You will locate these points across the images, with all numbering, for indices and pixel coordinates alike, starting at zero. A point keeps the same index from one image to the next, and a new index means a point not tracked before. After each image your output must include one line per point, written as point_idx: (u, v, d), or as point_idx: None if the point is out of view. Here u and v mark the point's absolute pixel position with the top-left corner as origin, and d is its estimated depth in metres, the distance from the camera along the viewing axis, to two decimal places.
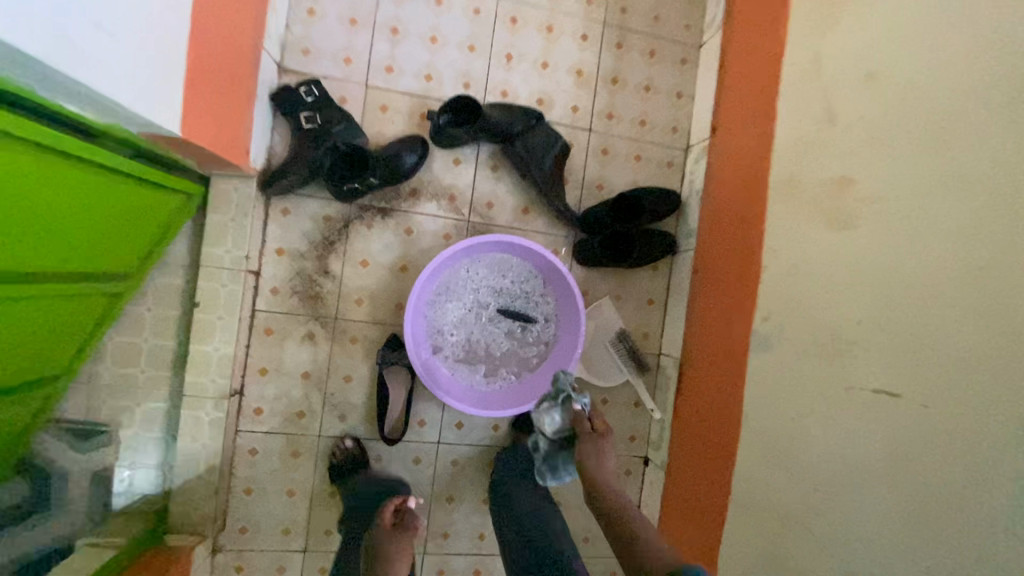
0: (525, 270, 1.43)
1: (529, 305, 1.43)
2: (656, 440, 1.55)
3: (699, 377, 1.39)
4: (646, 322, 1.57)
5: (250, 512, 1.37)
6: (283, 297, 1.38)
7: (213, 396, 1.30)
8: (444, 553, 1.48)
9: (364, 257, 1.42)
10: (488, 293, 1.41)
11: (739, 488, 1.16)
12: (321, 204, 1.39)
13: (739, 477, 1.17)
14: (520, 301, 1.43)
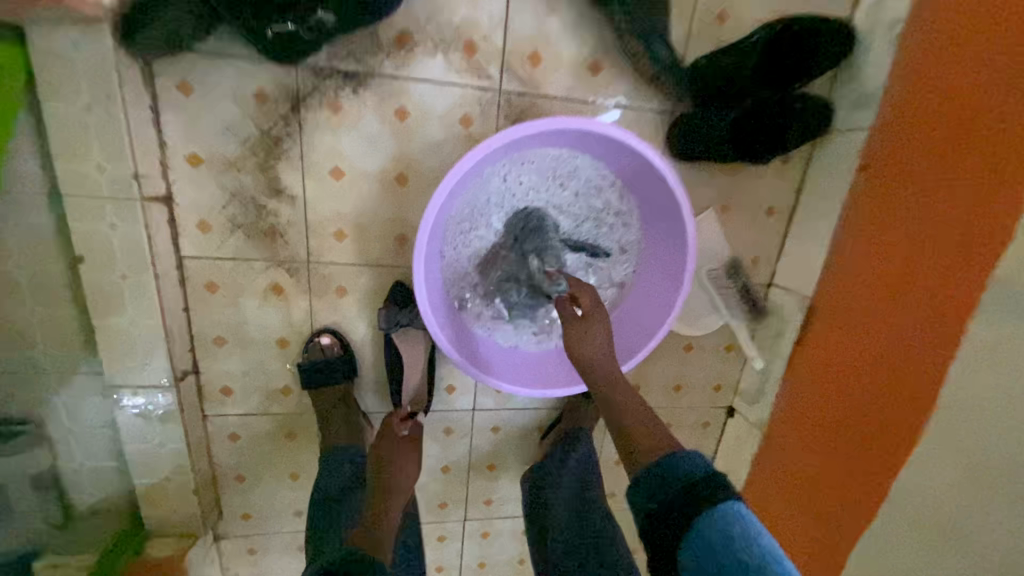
0: (597, 177, 0.90)
1: (601, 232, 0.94)
2: (751, 391, 1.20)
3: (842, 334, 0.97)
4: (759, 240, 1.09)
5: (249, 499, 1.10)
6: (221, 234, 0.89)
7: (154, 384, 0.91)
8: (489, 517, 1.27)
9: (334, 163, 0.87)
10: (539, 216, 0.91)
11: (907, 492, 0.83)
12: (245, 70, 0.80)
13: (911, 479, 0.83)
14: (588, 227, 0.94)
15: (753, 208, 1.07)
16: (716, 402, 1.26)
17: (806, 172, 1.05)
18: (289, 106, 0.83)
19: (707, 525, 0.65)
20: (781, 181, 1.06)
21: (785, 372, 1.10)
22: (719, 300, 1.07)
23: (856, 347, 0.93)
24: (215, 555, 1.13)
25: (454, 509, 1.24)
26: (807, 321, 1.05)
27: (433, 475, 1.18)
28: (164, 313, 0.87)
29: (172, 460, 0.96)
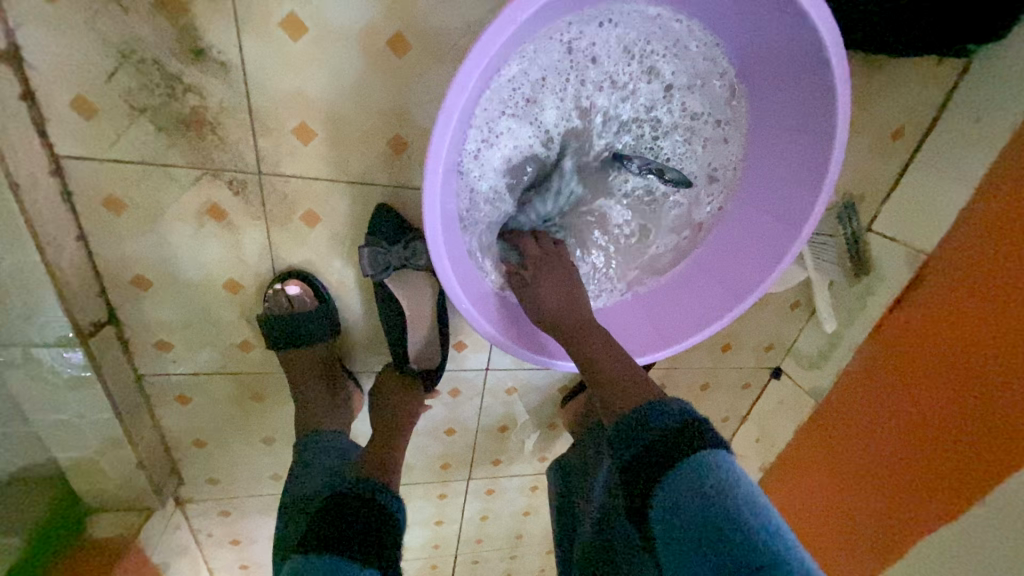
0: (696, 62, 0.62)
1: (684, 146, 0.68)
2: (811, 354, 1.02)
3: (961, 310, 0.77)
4: (869, 171, 0.83)
5: (213, 464, 0.91)
6: (114, 120, 0.56)
7: (50, 341, 0.64)
8: (497, 475, 1.13)
9: (289, 7, 0.53)
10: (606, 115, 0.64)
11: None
12: None
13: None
14: (669, 137, 0.67)
15: (872, 125, 0.80)
16: (763, 362, 1.09)
17: (956, 84, 0.78)
18: None
19: (679, 485, 0.49)
20: (918, 89, 0.78)
21: (863, 342, 0.92)
22: (808, 248, 0.87)
23: (982, 328, 0.73)
24: (179, 521, 0.96)
25: (458, 471, 1.08)
26: (909, 287, 0.84)
27: (436, 438, 1.00)
28: (43, 242, 0.58)
29: (100, 431, 0.74)
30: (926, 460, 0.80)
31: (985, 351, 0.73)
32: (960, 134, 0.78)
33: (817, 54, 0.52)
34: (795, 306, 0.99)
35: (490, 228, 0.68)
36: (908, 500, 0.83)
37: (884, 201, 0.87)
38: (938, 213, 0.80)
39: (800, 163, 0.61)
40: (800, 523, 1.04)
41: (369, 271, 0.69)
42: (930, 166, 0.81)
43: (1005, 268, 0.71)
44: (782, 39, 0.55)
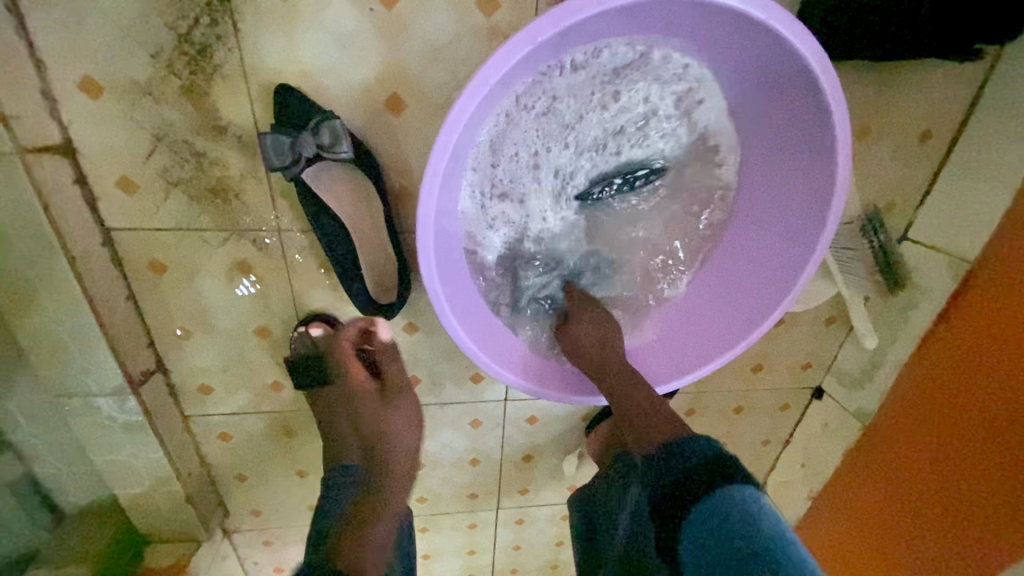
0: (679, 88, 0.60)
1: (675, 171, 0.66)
2: (853, 373, 0.95)
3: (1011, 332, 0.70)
4: (896, 178, 0.79)
5: (255, 497, 0.96)
6: (154, 194, 0.63)
7: (107, 391, 0.72)
8: (526, 504, 1.12)
9: (296, 82, 0.58)
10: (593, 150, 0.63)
11: None
12: None
13: None
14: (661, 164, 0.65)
15: (897, 130, 0.75)
16: (801, 382, 1.02)
17: (985, 85, 0.74)
18: None
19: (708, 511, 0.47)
20: (943, 90, 0.74)
21: (908, 355, 0.85)
22: (836, 265, 0.80)
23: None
24: (227, 551, 1.01)
25: (486, 500, 1.08)
26: (951, 301, 0.78)
27: (462, 468, 1.01)
28: (98, 305, 0.66)
29: (152, 469, 0.81)
30: (983, 497, 0.74)
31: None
32: (995, 134, 0.72)
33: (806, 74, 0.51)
34: (830, 322, 0.93)
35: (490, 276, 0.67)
36: (959, 537, 0.77)
37: (917, 208, 0.82)
38: (979, 219, 0.74)
39: (805, 176, 0.60)
40: (837, 550, 0.99)
41: (268, 157, 0.56)
42: (966, 169, 0.76)
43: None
44: (770, 63, 0.54)
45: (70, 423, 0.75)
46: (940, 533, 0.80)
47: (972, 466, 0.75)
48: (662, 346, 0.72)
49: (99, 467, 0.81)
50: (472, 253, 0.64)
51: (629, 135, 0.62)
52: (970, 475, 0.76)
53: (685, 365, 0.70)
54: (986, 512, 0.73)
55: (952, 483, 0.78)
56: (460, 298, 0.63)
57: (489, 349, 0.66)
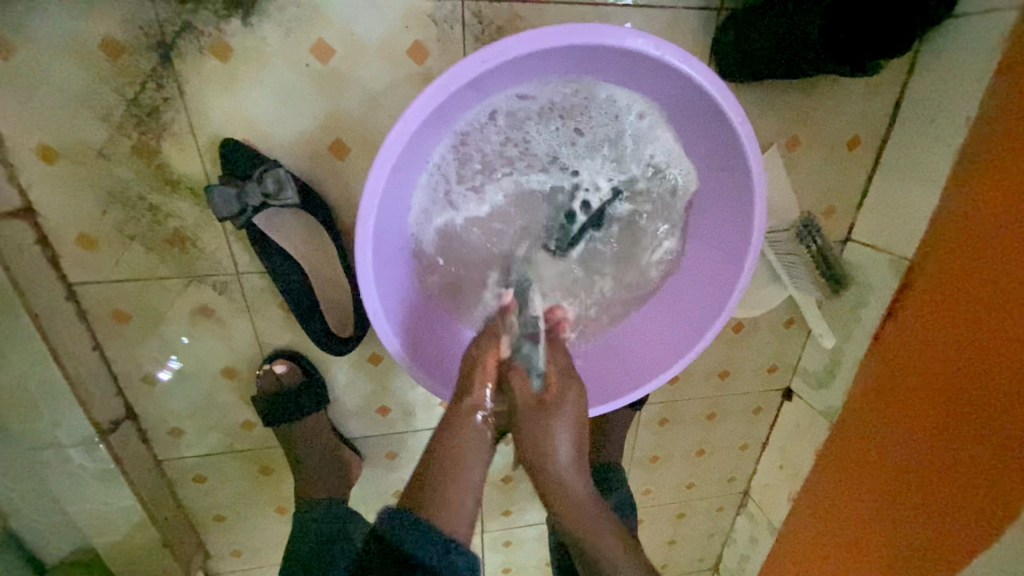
0: (601, 114, 0.65)
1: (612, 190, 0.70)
2: (817, 372, 0.97)
3: (955, 332, 0.71)
4: (832, 182, 0.82)
5: (235, 536, 0.95)
6: (113, 247, 0.66)
7: (75, 442, 0.73)
8: (511, 526, 1.11)
9: (242, 135, 0.62)
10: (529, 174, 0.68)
11: (1007, 518, 0.62)
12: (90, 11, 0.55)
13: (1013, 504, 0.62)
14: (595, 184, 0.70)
15: (827, 138, 0.79)
16: (770, 385, 1.03)
17: (905, 88, 0.78)
18: (158, 55, 0.57)
19: None
20: (865, 99, 0.78)
21: (865, 353, 0.87)
22: (783, 270, 0.83)
23: (981, 356, 0.67)
24: None
25: None
26: (896, 299, 0.81)
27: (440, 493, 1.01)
28: (62, 357, 0.67)
29: (127, 516, 0.81)
30: (934, 498, 0.73)
31: (984, 382, 0.67)
32: (918, 137, 0.77)
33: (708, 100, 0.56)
34: (789, 324, 0.95)
35: (443, 303, 0.70)
36: (913, 542, 0.76)
37: (858, 209, 0.86)
38: (915, 217, 0.77)
39: (732, 190, 0.63)
40: (812, 559, 0.98)
41: (216, 208, 0.59)
42: (898, 171, 0.80)
43: (992, 288, 0.66)
44: (681, 91, 0.58)
45: (41, 475, 0.76)
46: (897, 537, 0.79)
47: (924, 468, 0.75)
48: (616, 359, 0.74)
49: (73, 518, 0.81)
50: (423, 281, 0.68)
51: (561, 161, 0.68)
52: (915, 469, 0.77)
53: (639, 377, 0.71)
54: (935, 514, 0.73)
55: (901, 477, 0.79)
56: (409, 331, 0.64)
57: (441, 379, 0.68)
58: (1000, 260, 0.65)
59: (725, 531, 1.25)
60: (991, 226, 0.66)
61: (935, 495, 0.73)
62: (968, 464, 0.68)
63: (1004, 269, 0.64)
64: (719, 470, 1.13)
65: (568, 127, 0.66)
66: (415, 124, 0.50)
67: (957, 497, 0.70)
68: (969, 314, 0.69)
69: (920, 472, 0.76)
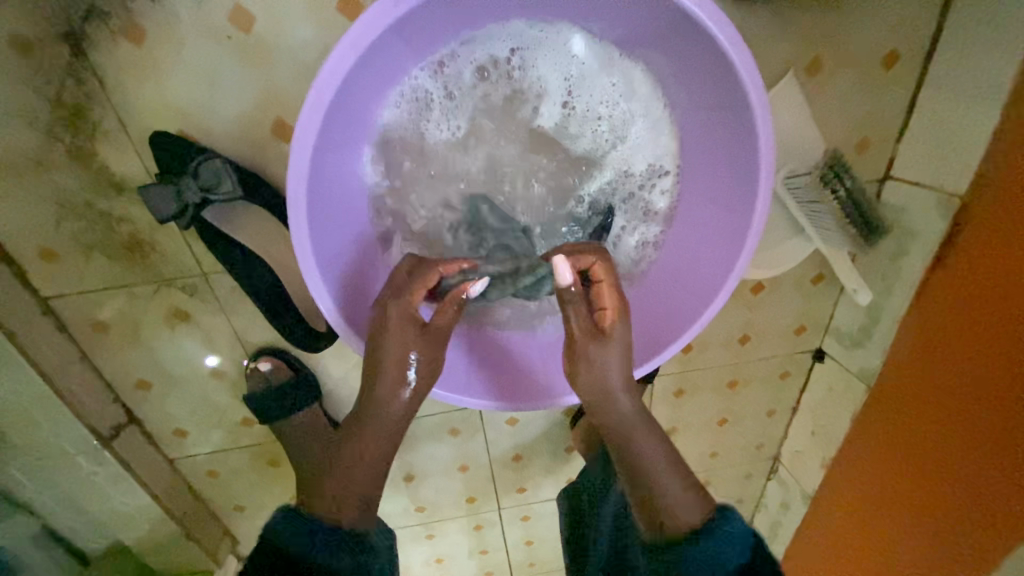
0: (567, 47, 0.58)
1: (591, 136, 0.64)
2: (851, 332, 0.86)
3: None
4: (864, 109, 0.69)
5: (258, 524, 0.97)
6: (76, 259, 0.64)
7: (82, 450, 0.74)
8: (528, 502, 1.09)
9: (175, 126, 0.57)
10: (494, 123, 0.63)
11: None
12: None
13: None
14: (570, 129, 0.64)
15: (856, 57, 0.66)
16: (798, 348, 0.93)
17: None
18: (68, 47, 0.53)
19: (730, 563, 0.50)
20: (903, 4, 0.64)
21: (906, 306, 0.76)
22: (806, 221, 0.72)
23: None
24: None
25: (485, 502, 1.06)
26: (945, 245, 0.69)
27: (449, 473, 1.00)
28: (49, 372, 0.68)
29: (147, 514, 0.84)
30: (1004, 459, 0.64)
31: None
32: (972, 42, 0.62)
33: (679, 17, 0.47)
34: (817, 279, 0.84)
35: None
36: (975, 503, 0.68)
37: (898, 141, 0.72)
38: (970, 144, 0.64)
39: (728, 131, 0.54)
40: (850, 515, 0.92)
41: (151, 208, 0.55)
42: (948, 88, 0.66)
43: None
44: (654, 14, 0.49)
45: (58, 481, 0.78)
46: (954, 497, 0.72)
47: (975, 423, 0.68)
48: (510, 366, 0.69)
49: (99, 517, 0.84)
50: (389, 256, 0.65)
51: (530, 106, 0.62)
52: (966, 429, 0.69)
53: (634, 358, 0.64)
54: (1006, 476, 0.64)
55: (951, 438, 0.71)
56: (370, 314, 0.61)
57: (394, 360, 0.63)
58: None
59: (762, 500, 1.18)
60: None
61: (1001, 451, 0.64)
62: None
63: None
64: (747, 437, 1.05)
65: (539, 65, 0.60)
66: (332, 91, 0.44)
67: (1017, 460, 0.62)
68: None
69: (972, 432, 0.68)
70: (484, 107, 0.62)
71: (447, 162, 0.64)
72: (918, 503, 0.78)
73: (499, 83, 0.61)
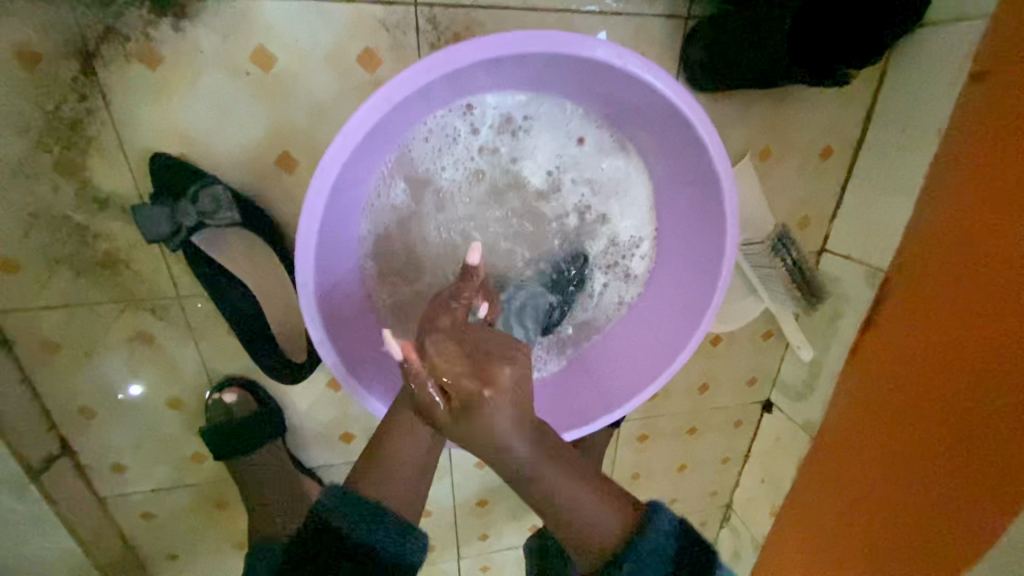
0: (570, 115, 0.64)
1: (582, 194, 0.69)
2: (796, 386, 0.95)
3: (943, 343, 0.68)
4: (806, 192, 0.81)
5: (192, 574, 0.87)
6: (39, 273, 0.61)
7: (2, 483, 0.66)
8: (489, 550, 1.06)
9: (177, 149, 0.57)
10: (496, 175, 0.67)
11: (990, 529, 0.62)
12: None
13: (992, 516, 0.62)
14: (564, 187, 0.69)
15: (799, 149, 0.78)
16: (749, 399, 1.00)
17: (874, 100, 0.77)
18: (77, 65, 0.53)
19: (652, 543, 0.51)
20: (836, 110, 0.77)
21: (842, 364, 0.86)
22: (759, 284, 0.80)
23: (975, 367, 0.64)
24: None
25: (445, 550, 1.02)
26: (873, 311, 0.79)
27: None
28: None
29: (64, 561, 0.74)
30: (931, 507, 0.71)
31: (955, 389, 0.67)
32: (889, 148, 0.76)
33: (670, 109, 0.54)
34: (767, 335, 0.93)
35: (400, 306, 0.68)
36: (903, 552, 0.75)
37: (832, 220, 0.84)
38: (889, 229, 0.76)
39: (702, 206, 0.61)
40: (796, 560, 0.97)
41: (145, 228, 0.55)
42: (871, 181, 0.79)
43: (964, 293, 0.65)
44: (648, 104, 0.56)
45: None
46: (884, 544, 0.78)
47: (901, 474, 0.75)
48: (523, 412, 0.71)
49: (3, 565, 0.74)
50: (378, 288, 0.66)
51: (530, 162, 0.67)
52: (895, 480, 0.76)
53: (609, 400, 0.67)
54: (928, 526, 0.71)
55: (881, 488, 0.79)
56: (357, 344, 0.61)
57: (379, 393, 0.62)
58: (985, 266, 0.62)
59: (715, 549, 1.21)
60: (962, 233, 0.65)
61: (923, 501, 0.72)
62: (943, 465, 0.69)
63: (973, 281, 0.64)
64: (704, 483, 1.10)
65: (542, 128, 0.65)
66: (356, 140, 0.47)
67: (937, 510, 0.70)
68: (937, 318, 0.69)
69: (900, 483, 0.76)
70: (488, 158, 0.66)
71: (446, 205, 0.66)
72: (853, 550, 0.83)
73: (504, 140, 0.65)
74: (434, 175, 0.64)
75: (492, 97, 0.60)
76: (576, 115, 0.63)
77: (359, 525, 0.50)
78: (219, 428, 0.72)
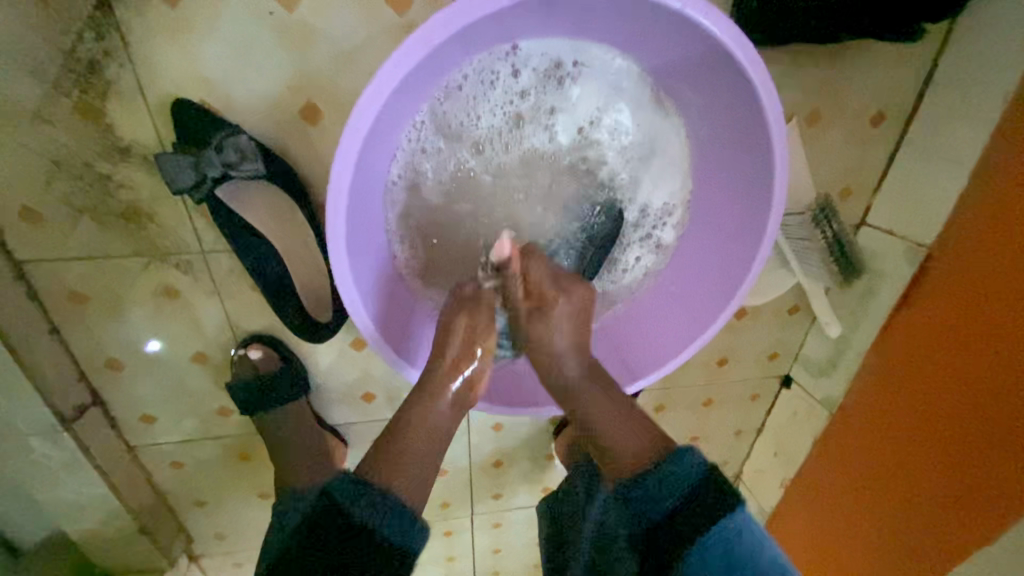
0: (612, 65, 0.59)
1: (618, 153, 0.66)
2: (819, 361, 0.93)
3: (988, 322, 0.66)
4: (850, 160, 0.77)
5: (220, 521, 0.91)
6: (62, 224, 0.60)
7: (37, 430, 0.68)
8: (502, 509, 1.09)
9: (198, 96, 0.55)
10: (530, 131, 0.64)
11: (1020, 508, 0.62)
12: None
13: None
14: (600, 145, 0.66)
15: (848, 113, 0.73)
16: (768, 373, 0.99)
17: (937, 60, 0.71)
18: (92, 0, 0.50)
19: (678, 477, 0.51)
20: (893, 71, 0.71)
21: (872, 339, 0.83)
22: (793, 256, 0.77)
23: (1011, 358, 0.63)
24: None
25: (460, 507, 1.05)
26: (912, 285, 0.76)
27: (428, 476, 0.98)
28: (15, 342, 0.62)
29: (100, 504, 0.78)
30: (952, 483, 0.71)
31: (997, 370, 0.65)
32: (948, 114, 0.71)
33: (726, 60, 0.50)
34: (793, 310, 0.91)
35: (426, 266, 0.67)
36: (919, 525, 0.76)
37: (875, 191, 0.80)
38: (937, 202, 0.72)
39: (749, 168, 0.58)
40: (806, 527, 0.98)
41: (169, 179, 0.53)
42: (922, 150, 0.74)
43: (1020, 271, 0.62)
44: (700, 54, 0.52)
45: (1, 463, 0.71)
46: (900, 517, 0.79)
47: (925, 451, 0.75)
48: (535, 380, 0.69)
49: (42, 505, 0.77)
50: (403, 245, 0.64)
51: (566, 116, 0.64)
52: (918, 456, 0.76)
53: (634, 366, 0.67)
54: (949, 502, 0.71)
55: (903, 464, 0.78)
56: (382, 303, 0.60)
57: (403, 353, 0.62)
58: None
59: None
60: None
61: (946, 477, 0.72)
62: (974, 445, 0.68)
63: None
64: (717, 454, 1.11)
65: (582, 79, 0.61)
66: (391, 86, 0.44)
67: (961, 487, 0.70)
68: (987, 295, 0.66)
69: (923, 459, 0.75)
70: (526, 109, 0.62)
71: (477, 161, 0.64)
72: (868, 521, 0.84)
73: (540, 91, 0.61)
74: (466, 127, 0.61)
75: (535, 41, 0.56)
76: (619, 65, 0.59)
77: (362, 508, 0.49)
78: (244, 384, 0.72)
